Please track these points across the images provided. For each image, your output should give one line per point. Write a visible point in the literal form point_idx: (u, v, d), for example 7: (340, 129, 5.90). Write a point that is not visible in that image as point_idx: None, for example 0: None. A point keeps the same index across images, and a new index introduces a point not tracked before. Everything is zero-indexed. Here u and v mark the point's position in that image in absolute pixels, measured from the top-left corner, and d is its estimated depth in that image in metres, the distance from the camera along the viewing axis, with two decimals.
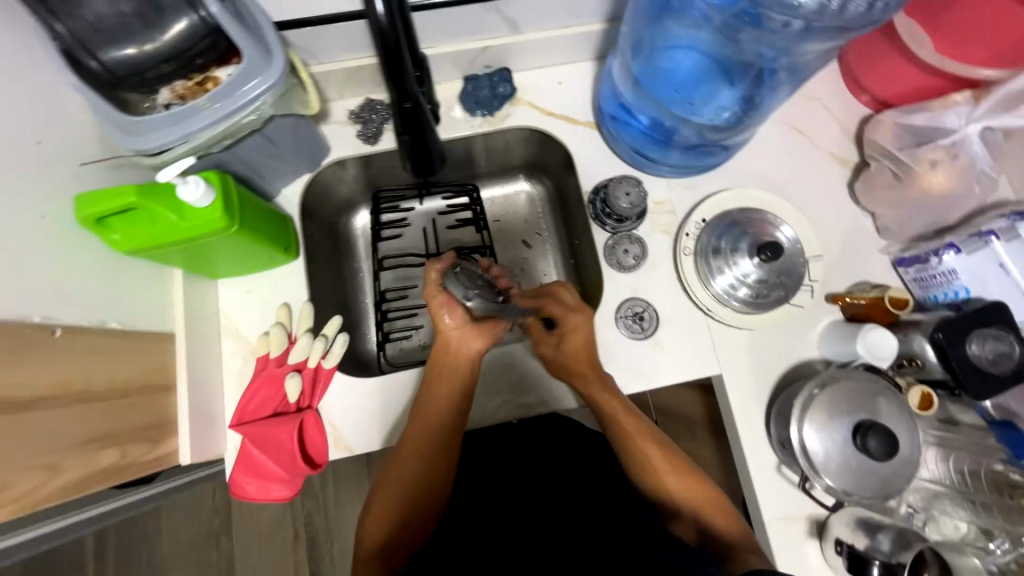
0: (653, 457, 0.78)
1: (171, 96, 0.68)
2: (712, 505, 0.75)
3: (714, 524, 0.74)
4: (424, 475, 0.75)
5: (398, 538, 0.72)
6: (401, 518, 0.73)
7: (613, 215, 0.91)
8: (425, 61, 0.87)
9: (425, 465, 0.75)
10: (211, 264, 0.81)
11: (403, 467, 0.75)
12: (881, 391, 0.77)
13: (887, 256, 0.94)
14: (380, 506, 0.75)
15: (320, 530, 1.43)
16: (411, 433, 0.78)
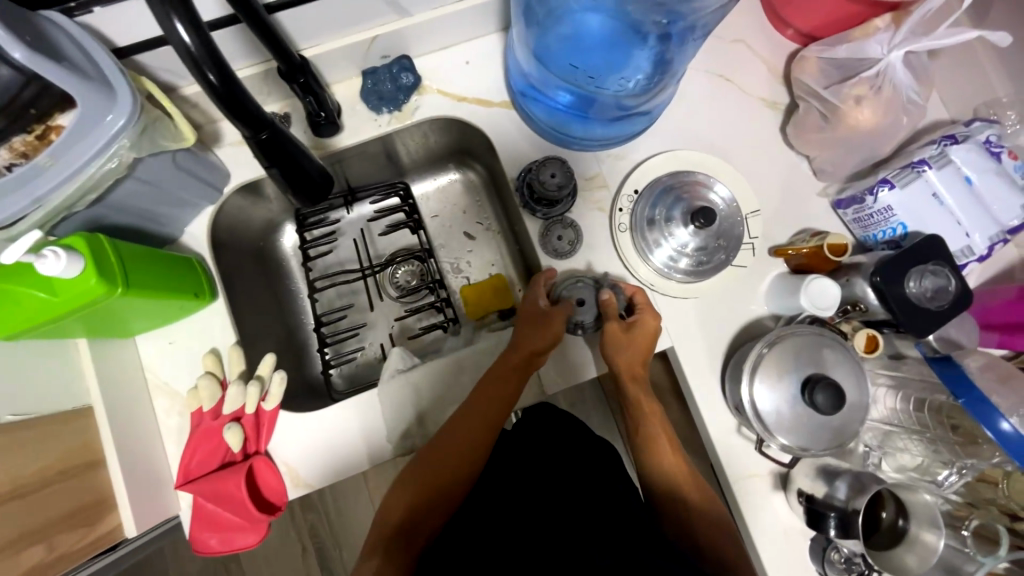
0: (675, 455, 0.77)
1: (10, 155, 0.59)
2: (704, 506, 0.76)
3: (701, 524, 0.74)
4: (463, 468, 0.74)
5: (418, 527, 0.71)
6: (424, 508, 0.72)
7: (543, 200, 0.86)
8: (308, 64, 0.78)
9: (461, 461, 0.74)
10: (121, 326, 0.75)
11: (441, 460, 0.74)
12: (826, 342, 0.77)
13: (826, 199, 0.91)
14: (403, 496, 0.73)
15: (327, 537, 1.41)
16: (452, 426, 0.76)
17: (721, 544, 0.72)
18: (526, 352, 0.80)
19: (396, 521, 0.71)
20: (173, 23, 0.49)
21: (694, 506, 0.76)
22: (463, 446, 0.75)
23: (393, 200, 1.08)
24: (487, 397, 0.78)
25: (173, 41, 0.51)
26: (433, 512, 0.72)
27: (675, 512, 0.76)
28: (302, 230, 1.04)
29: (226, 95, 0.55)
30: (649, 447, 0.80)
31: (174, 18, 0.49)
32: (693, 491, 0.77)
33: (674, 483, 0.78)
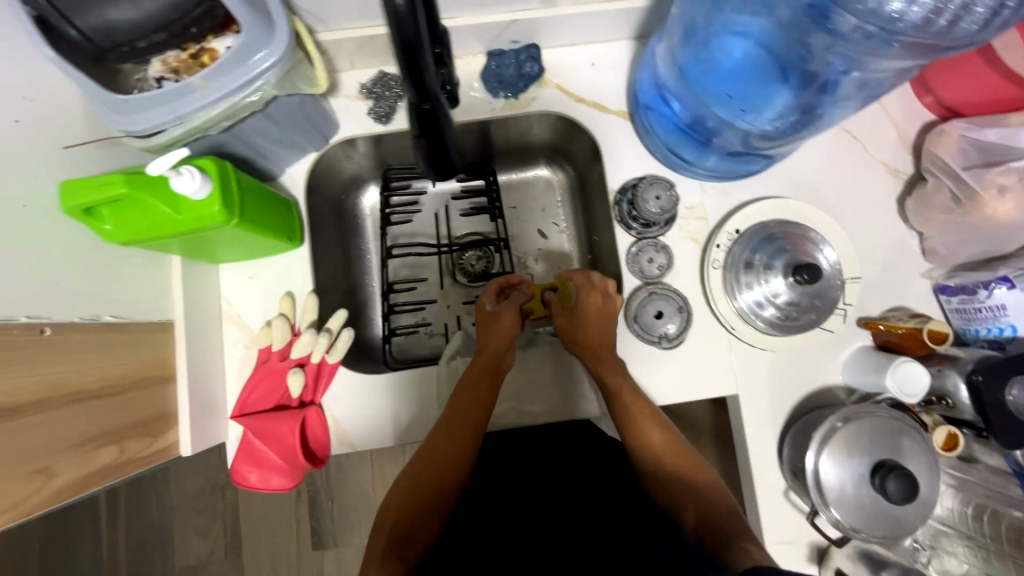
0: (672, 466, 0.72)
1: (163, 69, 0.61)
2: (706, 488, 0.70)
3: (707, 506, 0.68)
4: (445, 469, 0.72)
5: (410, 539, 0.66)
6: (415, 521, 0.68)
7: (641, 219, 0.85)
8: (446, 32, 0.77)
9: (443, 467, 0.72)
10: (212, 251, 0.76)
11: (421, 468, 0.72)
12: (906, 430, 0.74)
13: (929, 281, 0.87)
14: (392, 518, 0.68)
15: (325, 490, 1.43)
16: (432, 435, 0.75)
17: (729, 525, 0.65)
18: (488, 354, 0.80)
19: (386, 542, 0.66)
20: None
21: (690, 486, 0.70)
22: (442, 452, 0.73)
23: (478, 183, 1.07)
24: (466, 398, 0.77)
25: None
26: (424, 523, 0.68)
27: (679, 503, 0.70)
28: (385, 192, 1.02)
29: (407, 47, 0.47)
30: (637, 437, 0.74)
31: None
32: (688, 472, 0.71)
33: (670, 471, 0.72)
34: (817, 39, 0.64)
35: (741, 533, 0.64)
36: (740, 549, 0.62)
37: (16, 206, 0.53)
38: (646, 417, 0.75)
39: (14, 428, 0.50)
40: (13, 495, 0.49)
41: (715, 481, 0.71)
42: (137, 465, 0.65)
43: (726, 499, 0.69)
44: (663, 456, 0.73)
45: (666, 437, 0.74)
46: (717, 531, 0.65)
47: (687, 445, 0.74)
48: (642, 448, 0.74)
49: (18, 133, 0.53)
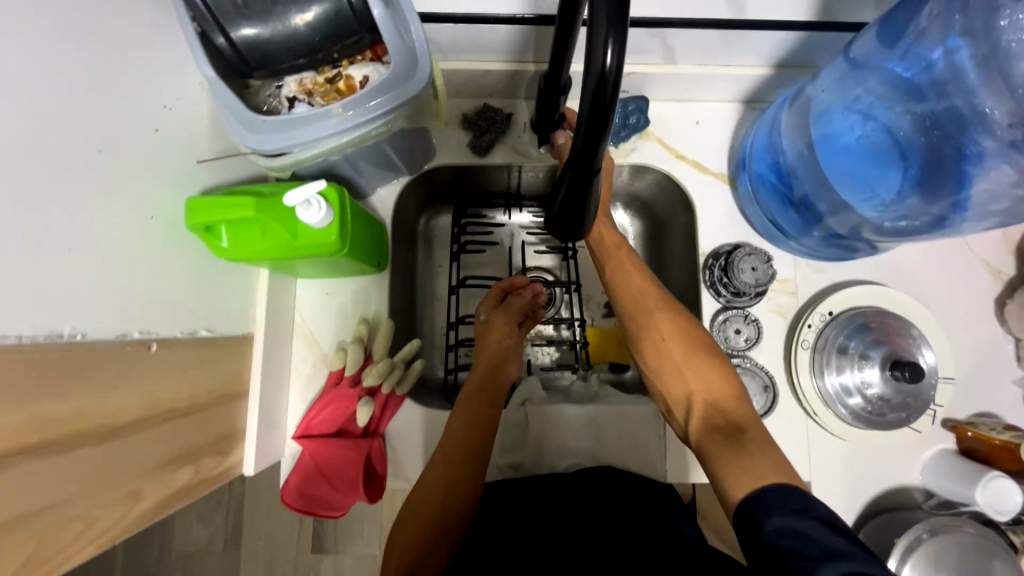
0: (673, 351, 0.68)
1: (298, 90, 0.59)
2: (714, 384, 0.64)
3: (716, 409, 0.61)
4: (454, 492, 0.68)
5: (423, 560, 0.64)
6: (426, 546, 0.65)
7: (731, 288, 0.83)
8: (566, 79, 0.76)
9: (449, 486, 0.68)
10: (298, 268, 0.74)
11: (431, 484, 0.69)
12: (998, 551, 0.70)
13: (1021, 389, 0.84)
14: (402, 535, 0.66)
15: None
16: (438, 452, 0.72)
17: (733, 419, 0.60)
18: (484, 367, 0.80)
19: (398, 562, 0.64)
20: (603, 45, 0.39)
21: (698, 379, 0.65)
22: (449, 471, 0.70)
23: None
24: (467, 418, 0.74)
25: (587, 69, 0.40)
26: (438, 540, 0.65)
27: (687, 390, 0.65)
28: (460, 219, 0.98)
29: (598, 116, 0.42)
30: (642, 321, 0.72)
31: (609, 36, 0.39)
32: (692, 342, 0.67)
33: (678, 355, 0.67)
34: (985, 140, 0.59)
35: (749, 427, 0.58)
36: (739, 444, 0.56)
37: (145, 216, 0.51)
38: (656, 308, 0.71)
39: (116, 446, 0.48)
40: (104, 519, 0.47)
41: (723, 363, 0.65)
42: (207, 485, 0.63)
43: (734, 385, 0.64)
44: (669, 340, 0.68)
45: (673, 319, 0.70)
46: (720, 424, 0.59)
47: (695, 323, 0.70)
48: (648, 330, 0.70)
49: (156, 143, 0.53)
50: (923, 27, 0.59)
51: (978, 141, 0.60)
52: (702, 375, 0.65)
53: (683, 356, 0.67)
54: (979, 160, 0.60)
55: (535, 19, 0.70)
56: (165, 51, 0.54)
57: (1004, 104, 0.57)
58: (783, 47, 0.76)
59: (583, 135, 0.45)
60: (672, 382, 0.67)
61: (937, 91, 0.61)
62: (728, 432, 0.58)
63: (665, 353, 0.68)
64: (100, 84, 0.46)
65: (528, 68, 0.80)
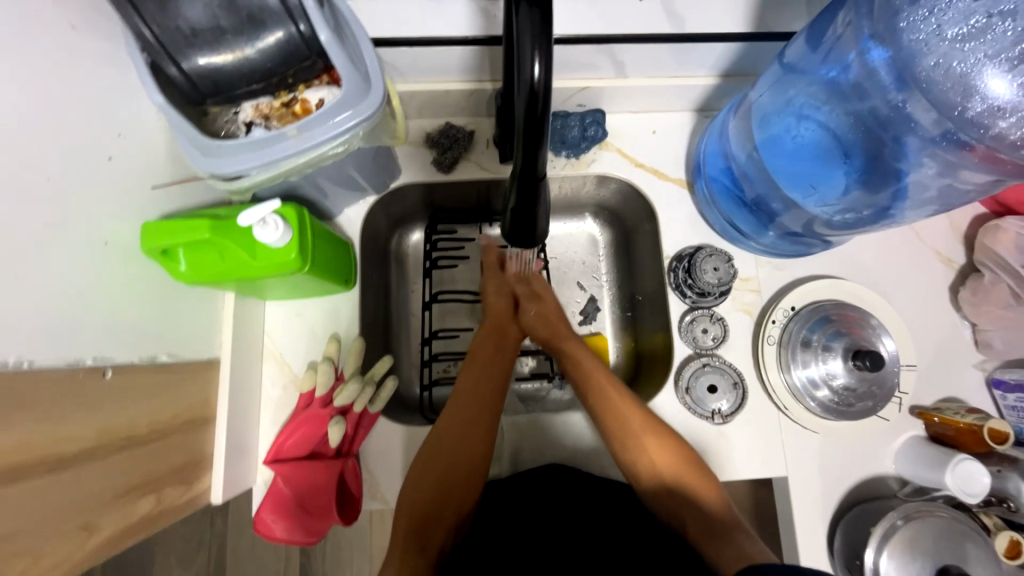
0: (655, 460, 0.69)
1: (255, 114, 0.60)
2: (696, 491, 0.67)
3: (698, 520, 0.65)
4: (462, 466, 0.70)
5: (430, 526, 0.66)
6: (435, 506, 0.67)
7: (696, 288, 0.85)
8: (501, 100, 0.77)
9: (462, 457, 0.71)
10: (265, 290, 0.75)
11: (439, 440, 0.72)
12: (971, 534, 0.71)
13: (982, 373, 0.86)
14: (410, 498, 0.68)
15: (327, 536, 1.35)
16: (451, 418, 0.73)
17: (718, 516, 0.64)
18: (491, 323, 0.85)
19: (407, 525, 0.66)
20: (531, 58, 0.42)
21: (680, 479, 0.67)
22: (462, 450, 0.71)
23: None
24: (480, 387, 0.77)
25: (519, 78, 0.44)
26: (445, 507, 0.68)
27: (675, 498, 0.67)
28: (430, 235, 0.99)
29: (534, 127, 0.46)
30: (614, 415, 0.73)
31: (536, 50, 0.42)
32: (668, 439, 0.70)
33: (654, 470, 0.69)
34: (912, 139, 0.63)
35: (737, 525, 0.63)
36: (735, 546, 0.60)
37: (98, 243, 0.52)
38: (636, 421, 0.72)
39: (67, 476, 0.47)
40: (55, 553, 0.46)
41: (704, 468, 0.68)
42: (170, 515, 0.62)
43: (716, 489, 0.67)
44: (647, 443, 0.70)
45: (645, 420, 0.72)
46: (710, 524, 0.64)
47: (675, 434, 0.71)
48: (624, 433, 0.72)
49: (110, 171, 0.53)
50: (839, 33, 0.63)
51: (905, 140, 0.64)
52: (684, 484, 0.67)
53: (664, 468, 0.69)
54: (907, 157, 0.65)
55: (485, 40, 0.73)
56: (118, 82, 0.56)
57: (921, 109, 0.60)
58: (725, 56, 0.81)
59: (523, 141, 0.48)
60: (653, 481, 0.69)
61: (856, 92, 0.65)
62: (717, 531, 0.63)
63: (646, 452, 0.70)
64: (48, 115, 0.47)
65: (486, 86, 0.83)
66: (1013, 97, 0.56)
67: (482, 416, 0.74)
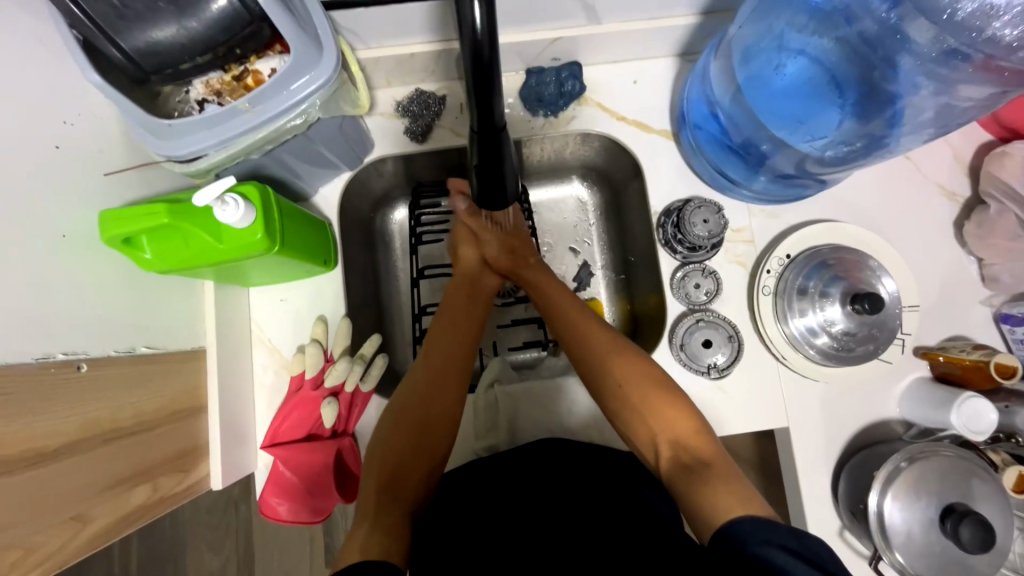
0: (625, 376, 0.68)
1: (206, 91, 0.60)
2: (670, 416, 0.64)
3: (676, 448, 0.62)
4: (430, 410, 0.71)
5: (402, 481, 0.66)
6: (405, 459, 0.67)
7: (685, 243, 0.83)
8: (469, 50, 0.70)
9: (435, 403, 0.72)
10: (243, 275, 0.73)
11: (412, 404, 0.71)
12: (977, 471, 0.70)
13: (989, 309, 0.83)
14: (379, 454, 0.68)
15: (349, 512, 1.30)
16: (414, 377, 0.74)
17: (698, 455, 0.61)
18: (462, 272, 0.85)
19: (377, 485, 0.65)
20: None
21: (657, 417, 0.65)
22: (428, 395, 0.72)
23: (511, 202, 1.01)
24: (451, 317, 0.80)
25: (460, 24, 0.40)
26: (412, 463, 0.68)
27: (647, 425, 0.65)
28: (414, 210, 0.96)
29: (482, 75, 0.42)
30: (597, 360, 0.71)
31: None
32: (650, 380, 0.67)
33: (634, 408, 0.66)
34: (907, 60, 0.61)
35: (713, 460, 0.60)
36: (709, 478, 0.57)
37: (57, 237, 0.51)
38: (613, 355, 0.71)
39: (50, 470, 0.47)
40: (46, 544, 0.47)
41: (683, 401, 0.65)
42: (169, 502, 0.63)
43: (696, 419, 0.64)
44: (628, 385, 0.67)
45: (631, 362, 0.69)
46: (687, 462, 0.60)
47: (648, 359, 0.70)
48: (606, 374, 0.70)
49: (61, 162, 0.52)
50: None
51: (899, 61, 0.62)
52: (657, 413, 0.65)
53: (641, 404, 0.66)
54: (904, 81, 0.63)
55: None
56: (59, 69, 0.53)
57: (914, 23, 0.59)
58: None
59: (474, 97, 0.45)
60: (635, 426, 0.66)
61: (847, 18, 0.63)
62: (695, 468, 0.59)
63: (623, 394, 0.68)
64: None
65: (454, 46, 0.79)
66: None
67: (452, 352, 0.77)
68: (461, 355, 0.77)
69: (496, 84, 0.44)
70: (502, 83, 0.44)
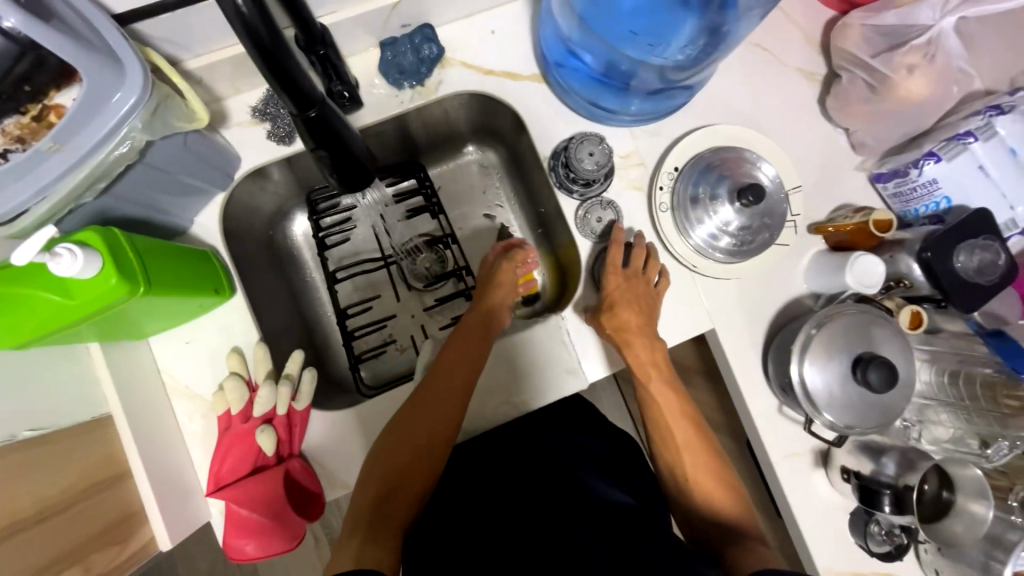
0: (680, 436, 0.73)
1: (4, 141, 0.52)
2: (717, 480, 0.70)
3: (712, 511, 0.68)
4: (438, 429, 0.70)
5: (396, 498, 0.65)
6: (404, 479, 0.67)
7: (580, 180, 0.83)
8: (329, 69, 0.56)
9: (440, 422, 0.71)
10: (134, 328, 0.69)
11: (422, 423, 0.70)
12: (876, 320, 0.76)
13: (865, 173, 0.89)
14: (380, 467, 0.67)
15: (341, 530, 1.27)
16: (422, 395, 0.73)
17: (730, 519, 0.67)
18: (482, 308, 0.84)
19: (372, 499, 0.65)
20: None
21: (702, 481, 0.70)
22: (435, 415, 0.71)
23: (411, 183, 1.01)
24: (460, 344, 0.78)
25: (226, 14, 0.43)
26: (410, 482, 0.67)
27: (692, 484, 0.70)
28: (313, 216, 0.95)
29: (270, 57, 0.46)
30: (658, 422, 0.75)
31: None
32: (703, 447, 0.72)
33: (687, 477, 0.71)
34: None
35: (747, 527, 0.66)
36: (747, 545, 0.62)
37: None
38: (677, 422, 0.74)
39: None
40: None
41: (730, 475, 0.71)
42: (110, 574, 0.63)
43: (738, 493, 0.69)
44: (683, 451, 0.72)
45: (694, 429, 0.74)
46: (721, 528, 0.66)
47: (708, 432, 0.74)
48: (666, 445, 0.74)
49: None
50: None
51: None
52: (708, 475, 0.70)
53: (693, 466, 0.71)
54: None
55: None
56: None
57: None
58: None
59: (278, 84, 0.49)
60: (676, 488, 0.72)
61: None
62: (728, 536, 0.64)
63: (680, 461, 0.72)
64: None
65: None
66: None
67: (454, 372, 0.75)
68: (462, 377, 0.75)
69: (290, 66, 0.48)
70: (302, 68, 0.49)
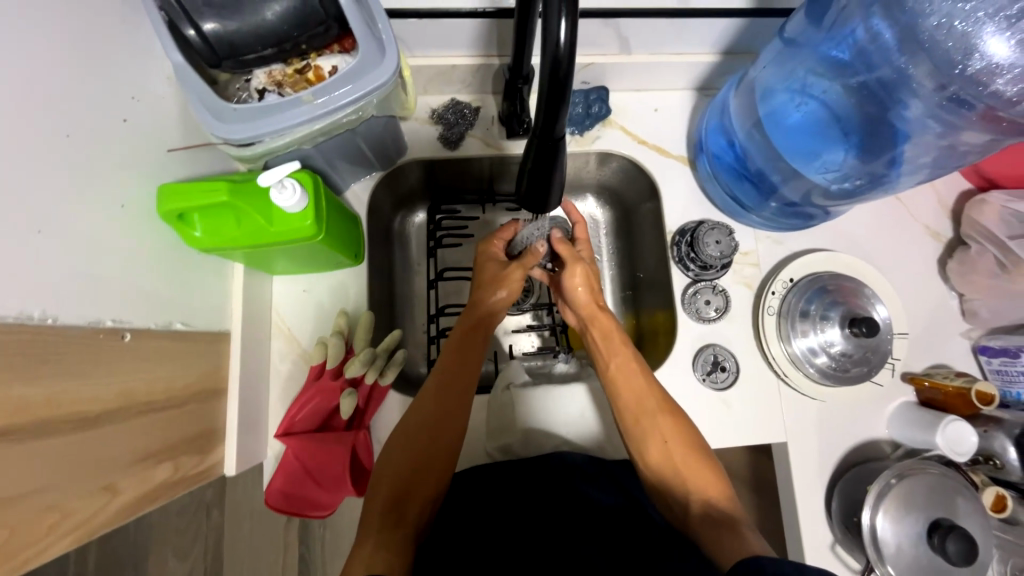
0: (661, 424, 0.70)
1: (267, 81, 0.62)
2: (703, 472, 0.67)
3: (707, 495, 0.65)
4: (439, 429, 0.71)
5: (407, 499, 0.65)
6: (410, 481, 0.66)
7: (698, 261, 0.87)
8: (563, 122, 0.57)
9: (440, 421, 0.71)
10: (272, 262, 0.75)
11: (421, 422, 0.71)
12: (960, 490, 0.75)
13: (969, 341, 0.90)
14: (388, 475, 0.66)
15: None
16: (423, 396, 0.73)
17: (729, 511, 0.64)
18: (483, 310, 0.81)
19: (382, 505, 0.64)
20: (558, 15, 0.43)
21: (692, 478, 0.67)
22: (436, 418, 0.71)
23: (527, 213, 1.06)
24: (459, 349, 0.78)
25: (545, 38, 0.44)
26: (420, 484, 0.67)
27: (683, 475, 0.67)
28: (434, 214, 1.00)
29: (556, 89, 0.47)
30: (645, 409, 0.72)
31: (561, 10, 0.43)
32: (686, 431, 0.69)
33: (671, 467, 0.68)
34: (912, 105, 0.67)
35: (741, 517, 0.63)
36: (738, 534, 0.60)
37: (114, 205, 0.51)
38: (659, 410, 0.72)
39: (92, 436, 0.47)
40: (81, 511, 0.46)
41: (714, 463, 0.68)
42: (187, 483, 0.62)
43: (724, 479, 0.67)
44: (670, 438, 0.69)
45: (672, 416, 0.71)
46: (717, 517, 0.63)
47: (688, 418, 0.72)
48: (646, 430, 0.71)
49: (126, 134, 0.53)
50: (843, 6, 0.66)
51: (905, 104, 0.67)
52: (695, 469, 0.67)
53: (681, 459, 0.68)
54: (909, 122, 0.68)
55: (494, 12, 0.74)
56: (132, 47, 0.56)
57: (920, 78, 0.64)
58: (728, 32, 0.83)
59: (543, 103, 0.49)
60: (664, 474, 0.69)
61: (862, 63, 0.68)
62: (725, 525, 0.62)
63: (668, 447, 0.69)
64: (64, 64, 0.46)
65: (493, 61, 0.83)
66: (1013, 56, 0.59)
67: (455, 373, 0.76)
68: (464, 376, 0.76)
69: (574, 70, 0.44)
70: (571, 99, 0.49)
